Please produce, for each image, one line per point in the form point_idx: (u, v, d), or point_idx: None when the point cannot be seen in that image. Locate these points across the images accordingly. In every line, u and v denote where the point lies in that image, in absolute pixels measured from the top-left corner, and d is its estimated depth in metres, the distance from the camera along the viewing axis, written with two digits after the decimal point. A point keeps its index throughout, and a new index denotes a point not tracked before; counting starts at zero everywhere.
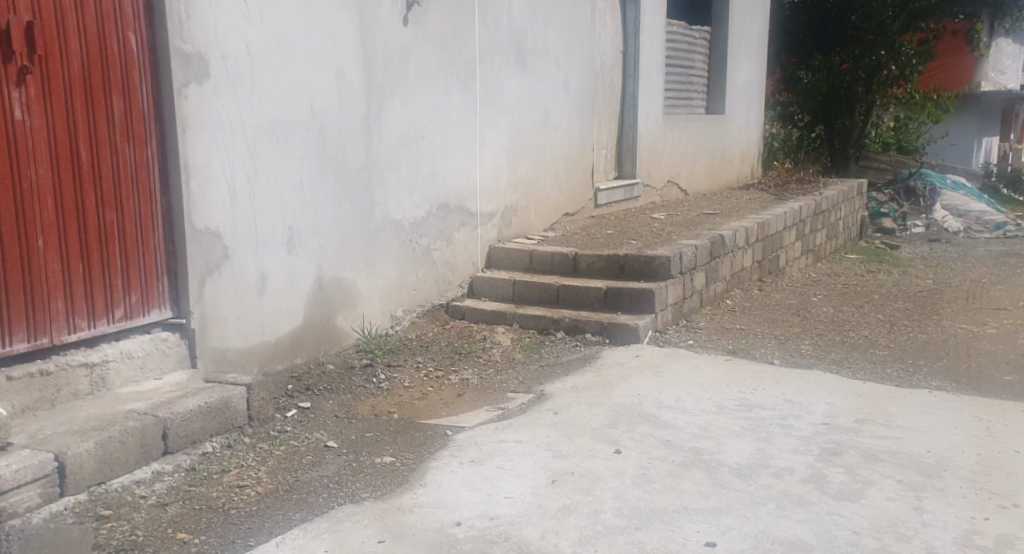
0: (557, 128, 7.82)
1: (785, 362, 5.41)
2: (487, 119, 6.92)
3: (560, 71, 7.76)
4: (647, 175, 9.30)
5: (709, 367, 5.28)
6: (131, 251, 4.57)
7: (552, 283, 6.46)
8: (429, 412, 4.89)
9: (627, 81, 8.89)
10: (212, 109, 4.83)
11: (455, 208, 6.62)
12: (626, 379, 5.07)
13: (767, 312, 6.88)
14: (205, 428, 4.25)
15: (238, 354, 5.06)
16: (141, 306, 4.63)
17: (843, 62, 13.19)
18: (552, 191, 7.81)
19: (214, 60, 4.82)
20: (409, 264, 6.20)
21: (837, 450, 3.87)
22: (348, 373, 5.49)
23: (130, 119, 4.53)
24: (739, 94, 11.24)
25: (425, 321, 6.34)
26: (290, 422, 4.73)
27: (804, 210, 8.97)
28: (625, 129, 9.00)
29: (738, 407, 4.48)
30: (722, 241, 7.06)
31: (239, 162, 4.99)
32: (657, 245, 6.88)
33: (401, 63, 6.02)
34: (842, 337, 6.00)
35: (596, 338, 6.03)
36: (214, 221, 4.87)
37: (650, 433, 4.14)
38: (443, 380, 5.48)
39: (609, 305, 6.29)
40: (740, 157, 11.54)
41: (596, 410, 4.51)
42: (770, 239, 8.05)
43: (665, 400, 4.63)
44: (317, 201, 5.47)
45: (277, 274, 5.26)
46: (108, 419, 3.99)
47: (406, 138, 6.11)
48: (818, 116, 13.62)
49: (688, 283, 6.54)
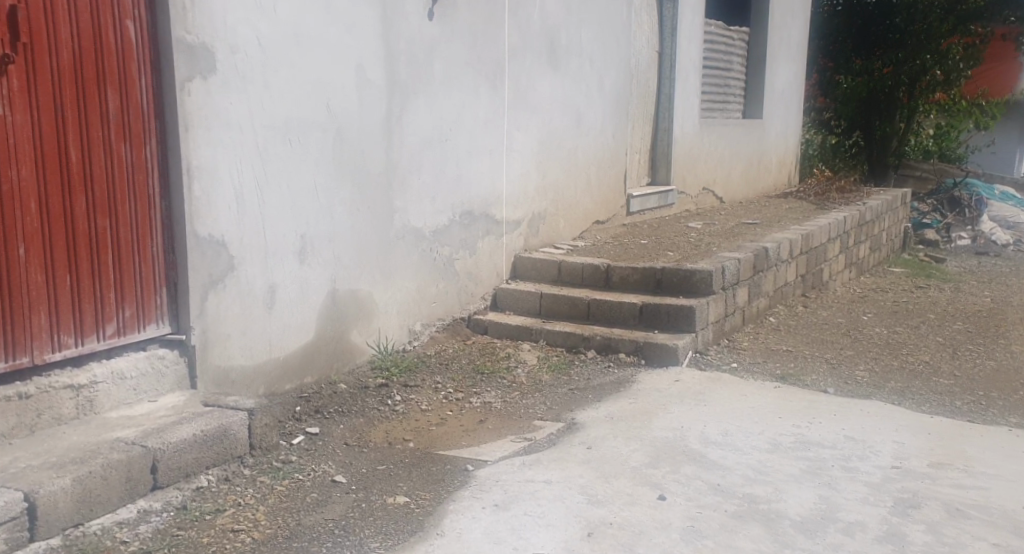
0: (589, 131, 7.37)
1: (840, 390, 4.93)
2: (515, 120, 6.46)
3: (594, 71, 7.30)
4: (682, 182, 8.83)
5: (757, 395, 4.81)
6: (125, 260, 4.16)
7: (582, 297, 6.00)
8: (448, 441, 4.44)
9: (662, 83, 8.42)
10: (219, 107, 4.41)
11: (479, 215, 6.17)
12: (666, 408, 4.62)
13: (815, 332, 6.39)
14: (201, 459, 3.84)
15: (243, 373, 4.64)
16: (136, 320, 4.22)
17: (886, 67, 12.50)
18: (582, 197, 7.34)
19: (222, 52, 4.40)
20: (429, 275, 5.75)
21: (914, 502, 3.42)
22: (361, 394, 5.03)
23: (127, 115, 4.12)
24: (778, 98, 10.73)
25: (446, 335, 5.89)
26: (296, 451, 4.29)
27: (848, 221, 8.47)
28: (660, 133, 8.53)
29: (794, 444, 4.00)
30: (766, 254, 6.57)
31: (247, 164, 4.57)
32: (695, 257, 6.41)
33: (426, 60, 5.59)
34: (901, 362, 5.51)
35: (631, 359, 5.57)
36: (219, 229, 4.45)
37: (697, 476, 3.69)
38: (463, 403, 5.02)
39: (644, 322, 5.82)
40: (778, 163, 11.03)
41: (635, 446, 4.07)
42: (814, 251, 7.56)
43: (712, 435, 4.17)
44: (332, 208, 5.05)
45: (287, 286, 4.83)
46: (90, 451, 3.59)
47: (430, 140, 5.68)
48: (856, 122, 12.99)
49: (730, 300, 6.07)
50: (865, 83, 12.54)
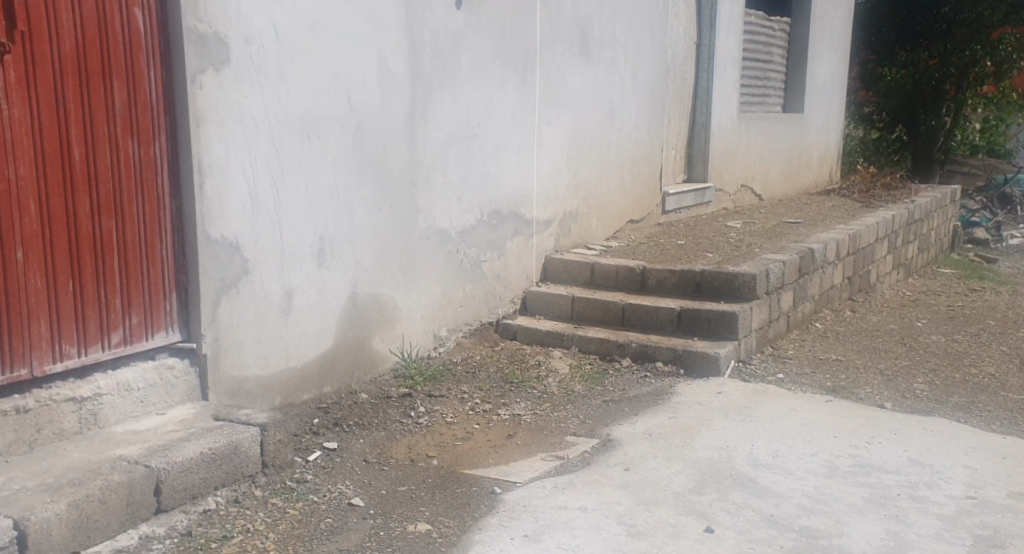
0: (624, 126, 7.03)
1: (898, 407, 4.60)
2: (547, 115, 6.14)
3: (629, 63, 6.96)
4: (720, 179, 8.47)
5: (808, 411, 4.47)
6: (133, 265, 3.89)
7: (616, 301, 5.68)
8: (474, 459, 4.13)
9: (700, 76, 8.06)
10: (232, 101, 4.13)
11: (508, 215, 5.86)
12: (709, 425, 4.29)
13: (866, 339, 6.03)
14: (208, 480, 3.57)
15: (257, 383, 4.36)
16: (144, 328, 3.95)
17: (932, 58, 12.06)
18: (616, 195, 7.01)
19: (236, 43, 4.12)
20: (456, 278, 5.46)
21: (996, 541, 3.10)
22: (383, 405, 4.74)
23: (134, 110, 3.85)
24: (820, 91, 10.32)
25: (472, 342, 5.59)
26: (312, 470, 4.02)
27: (897, 220, 8.08)
28: (697, 128, 8.18)
29: (853, 469, 3.70)
30: (812, 256, 6.22)
31: (262, 161, 4.29)
32: (737, 259, 6.06)
33: (452, 51, 5.29)
34: (963, 374, 5.16)
35: (669, 368, 5.23)
36: (232, 230, 4.17)
37: (747, 505, 3.39)
38: (491, 416, 4.71)
39: (683, 329, 5.48)
40: (819, 159, 10.63)
41: (677, 469, 3.75)
42: (862, 252, 7.18)
43: (761, 457, 3.86)
44: (353, 208, 4.76)
45: (305, 290, 4.55)
46: (89, 471, 3.32)
47: (456, 135, 5.38)
48: (899, 116, 12.53)
49: (774, 305, 5.73)
50: (910, 75, 12.16)
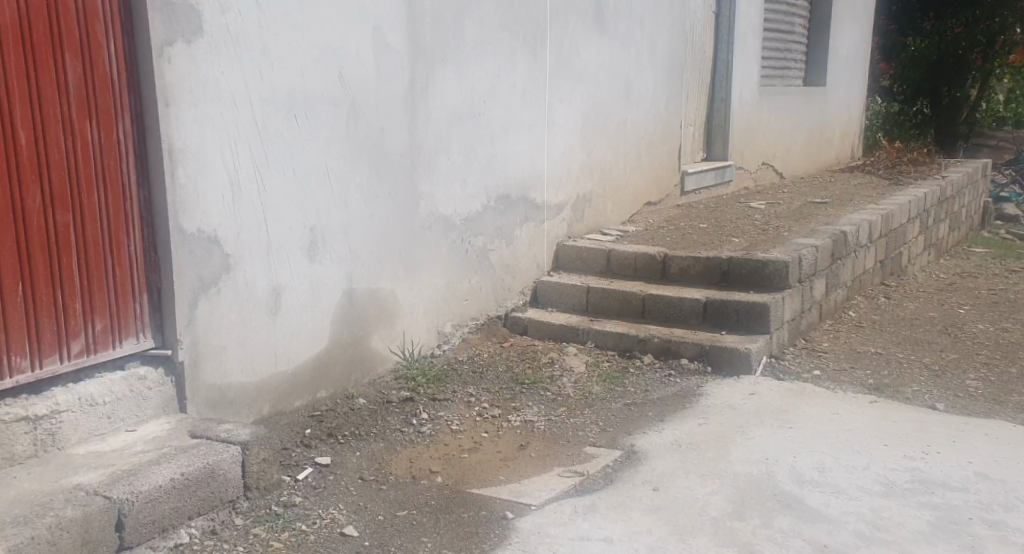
0: (641, 102, 6.54)
1: (951, 409, 4.19)
2: (558, 91, 5.67)
3: (645, 34, 6.47)
4: (740, 156, 7.99)
5: (853, 414, 4.04)
6: (95, 263, 3.45)
7: (636, 292, 5.22)
8: (483, 475, 3.69)
9: (720, 47, 7.56)
10: (207, 77, 3.67)
11: (517, 200, 5.40)
12: (744, 432, 3.85)
13: (905, 329, 5.58)
14: (180, 510, 3.18)
15: (242, 392, 3.93)
16: (110, 334, 3.52)
17: (958, 26, 11.50)
18: (631, 176, 6.52)
19: (210, 11, 3.66)
20: (461, 269, 5.01)
21: None
22: (382, 412, 4.30)
23: (92, 88, 3.40)
24: (842, 63, 9.79)
25: (480, 337, 5.15)
26: (301, 491, 3.60)
27: (929, 198, 7.61)
28: (716, 104, 7.69)
29: (912, 485, 3.31)
30: (845, 240, 5.75)
31: (243, 144, 3.83)
32: (765, 244, 5.59)
33: (456, 21, 4.81)
34: (1019, 370, 4.76)
35: (695, 366, 4.78)
36: (210, 222, 3.72)
37: (797, 534, 3.01)
38: (501, 422, 4.28)
39: (709, 321, 5.03)
40: (841, 135, 10.12)
41: (714, 488, 3.33)
42: (895, 233, 6.71)
43: (806, 472, 3.43)
44: (347, 195, 4.31)
45: (295, 287, 4.11)
46: (40, 506, 2.93)
47: (460, 114, 4.91)
48: (920, 88, 11.96)
49: (807, 294, 5.26)
50: (935, 44, 11.58)
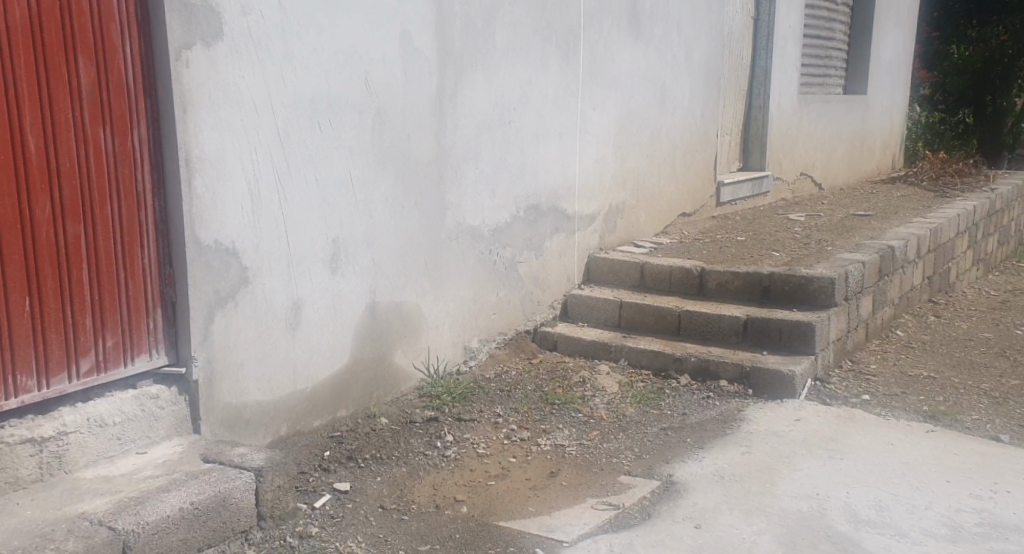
0: (676, 109, 6.30)
1: (1015, 441, 3.92)
2: (591, 98, 5.45)
3: (682, 39, 6.24)
4: (778, 166, 7.73)
5: (908, 445, 3.77)
6: (107, 276, 3.27)
7: (672, 308, 4.98)
8: (511, 505, 3.47)
9: (758, 54, 7.30)
10: (227, 82, 3.48)
11: (547, 210, 5.18)
12: (791, 462, 3.60)
13: (957, 350, 5.29)
14: (189, 540, 2.99)
15: (260, 411, 3.73)
16: (121, 350, 3.33)
17: (1006, 33, 11.09)
18: (666, 186, 6.28)
19: (231, 13, 3.47)
20: (488, 282, 4.79)
21: None
22: (404, 432, 4.08)
23: (106, 93, 3.22)
24: (884, 71, 9.48)
25: (507, 353, 4.93)
26: (319, 519, 3.39)
27: (978, 212, 7.29)
28: (754, 112, 7.43)
29: (982, 530, 3.06)
30: (892, 255, 5.47)
31: (263, 153, 3.64)
32: (808, 259, 5.32)
33: (486, 26, 4.60)
34: None
35: (735, 388, 4.53)
36: (228, 234, 3.53)
37: None
38: (529, 446, 4.05)
39: (749, 340, 4.78)
40: (881, 144, 9.81)
41: (761, 528, 3.10)
42: (943, 248, 6.42)
43: (862, 511, 3.18)
44: (371, 206, 4.11)
45: (316, 302, 3.91)
46: (41, 537, 2.75)
47: (489, 122, 4.70)
48: (964, 97, 11.57)
49: (853, 312, 4.99)
50: (980, 52, 11.19)
